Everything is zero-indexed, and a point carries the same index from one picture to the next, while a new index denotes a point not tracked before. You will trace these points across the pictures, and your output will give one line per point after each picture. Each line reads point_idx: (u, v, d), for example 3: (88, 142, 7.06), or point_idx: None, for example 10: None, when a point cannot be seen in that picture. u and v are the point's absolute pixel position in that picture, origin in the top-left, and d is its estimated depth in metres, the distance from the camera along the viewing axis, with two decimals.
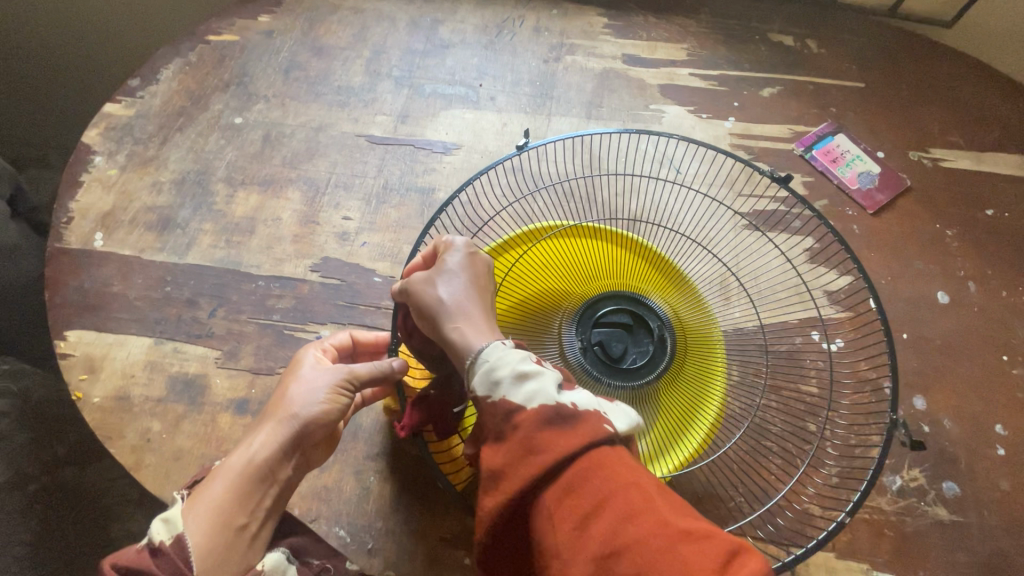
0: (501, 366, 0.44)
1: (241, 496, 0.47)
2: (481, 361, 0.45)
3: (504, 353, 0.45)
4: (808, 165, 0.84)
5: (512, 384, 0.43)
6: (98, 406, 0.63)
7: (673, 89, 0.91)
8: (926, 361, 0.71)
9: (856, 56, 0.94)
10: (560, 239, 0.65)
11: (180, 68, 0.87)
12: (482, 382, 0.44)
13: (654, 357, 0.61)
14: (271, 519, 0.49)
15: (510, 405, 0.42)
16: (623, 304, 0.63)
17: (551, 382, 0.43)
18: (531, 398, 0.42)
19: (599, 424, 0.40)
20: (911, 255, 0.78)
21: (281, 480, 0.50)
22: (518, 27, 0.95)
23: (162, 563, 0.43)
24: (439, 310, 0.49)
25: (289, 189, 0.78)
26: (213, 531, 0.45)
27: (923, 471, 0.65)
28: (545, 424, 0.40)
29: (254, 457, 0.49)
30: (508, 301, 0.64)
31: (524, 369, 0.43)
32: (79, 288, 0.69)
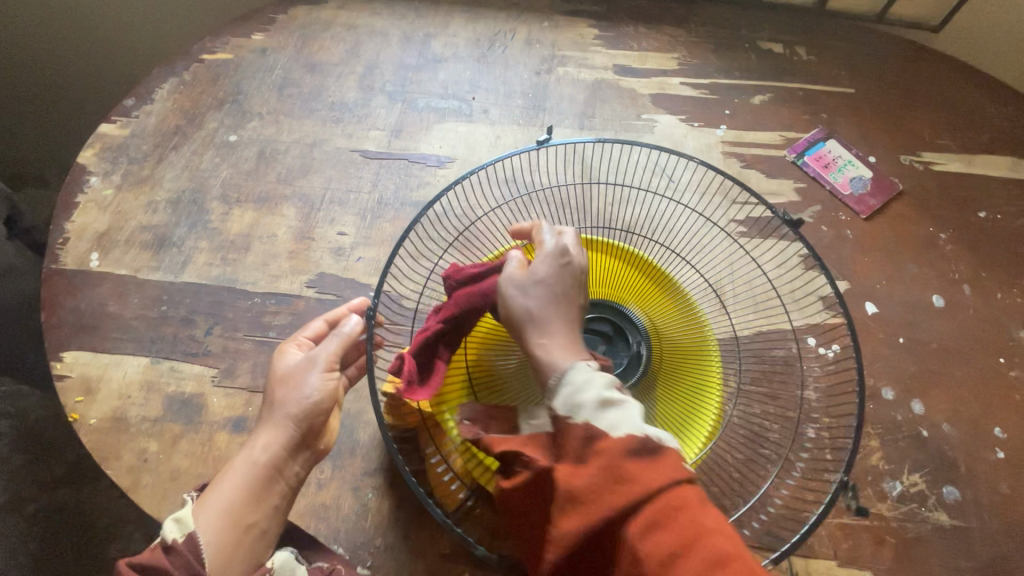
0: (587, 391, 0.45)
1: (250, 497, 0.48)
2: (566, 383, 0.46)
3: (592, 378, 0.46)
4: (800, 171, 0.85)
5: (594, 409, 0.44)
6: (95, 427, 0.63)
7: (664, 98, 0.91)
8: (923, 365, 0.71)
9: (845, 63, 0.95)
10: (549, 250, 0.65)
11: (174, 87, 0.87)
12: (565, 403, 0.45)
13: (629, 369, 0.62)
14: (283, 516, 0.50)
15: (592, 428, 0.43)
16: (606, 315, 0.64)
17: (635, 415, 0.43)
18: (614, 426, 0.42)
19: (687, 466, 0.40)
20: (905, 259, 0.78)
21: (293, 479, 0.51)
22: (510, 40, 0.96)
23: (176, 561, 0.44)
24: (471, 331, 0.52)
25: (284, 206, 0.79)
26: (225, 530, 0.46)
27: (923, 476, 0.65)
28: (630, 453, 0.40)
29: (261, 459, 0.49)
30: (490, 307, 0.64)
31: (609, 397, 0.44)
32: (75, 309, 0.69)
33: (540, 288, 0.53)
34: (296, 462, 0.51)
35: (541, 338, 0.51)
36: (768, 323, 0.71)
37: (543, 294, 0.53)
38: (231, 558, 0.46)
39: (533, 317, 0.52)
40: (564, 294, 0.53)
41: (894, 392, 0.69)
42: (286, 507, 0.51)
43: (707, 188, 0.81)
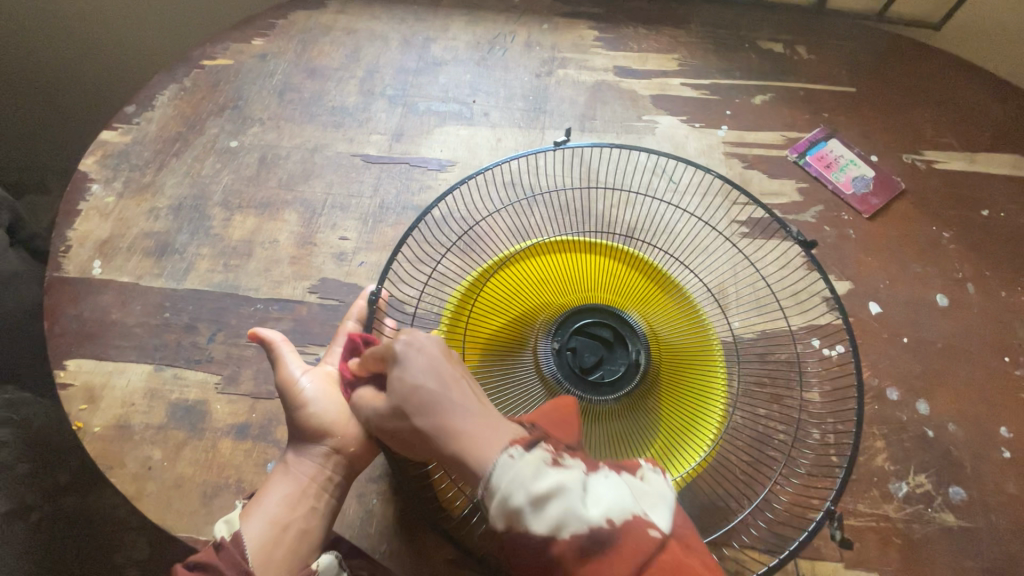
0: (516, 492, 0.41)
1: (289, 501, 0.54)
2: (492, 490, 0.42)
3: (516, 474, 0.42)
4: (801, 171, 0.85)
5: (533, 512, 0.41)
6: (99, 436, 0.63)
7: (665, 99, 0.91)
8: (928, 365, 0.71)
9: (846, 62, 0.95)
10: (549, 255, 0.65)
11: (175, 93, 0.87)
12: (499, 512, 0.42)
13: (622, 377, 0.61)
14: (323, 520, 0.55)
15: (539, 536, 0.41)
16: (608, 321, 0.63)
17: (576, 496, 0.42)
18: (560, 526, 0.41)
19: (640, 539, 0.40)
20: (909, 259, 0.78)
21: (328, 485, 0.56)
22: (509, 43, 0.96)
23: (223, 555, 0.50)
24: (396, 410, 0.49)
25: (286, 211, 0.79)
26: (265, 530, 0.52)
27: (929, 477, 0.64)
28: (584, 554, 0.40)
29: (297, 469, 0.56)
30: (490, 309, 0.63)
31: (544, 493, 0.41)
32: (78, 317, 0.69)
33: (402, 366, 0.50)
34: (326, 469, 0.57)
35: (424, 424, 0.47)
36: (771, 324, 0.71)
37: (416, 368, 0.50)
38: (270, 555, 0.51)
39: (421, 397, 0.48)
40: (433, 355, 0.50)
41: (899, 392, 0.69)
42: (326, 511, 0.55)
43: (708, 189, 0.81)
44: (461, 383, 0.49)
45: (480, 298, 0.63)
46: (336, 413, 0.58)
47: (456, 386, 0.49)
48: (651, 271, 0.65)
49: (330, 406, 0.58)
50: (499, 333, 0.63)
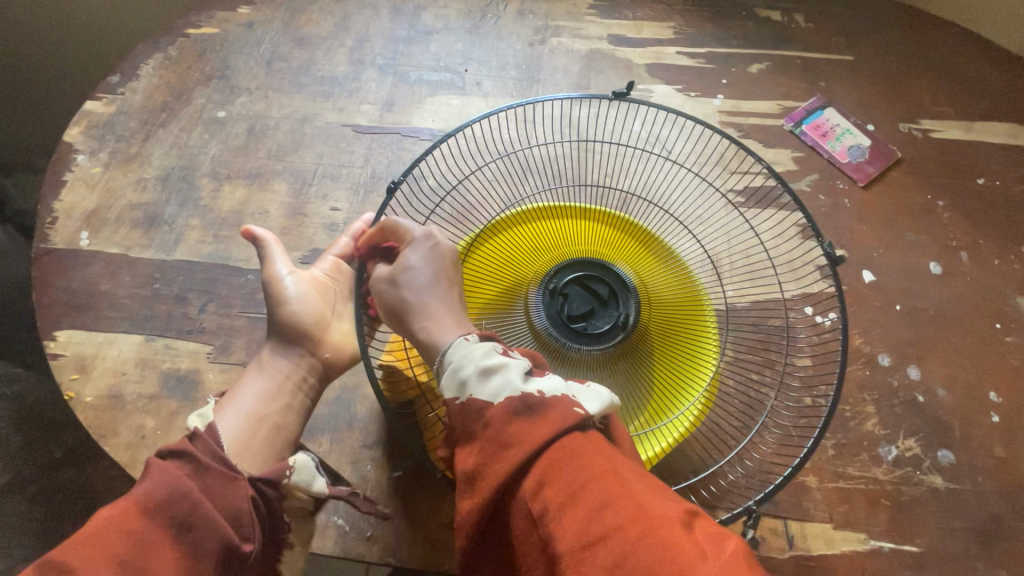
0: (466, 364, 0.45)
1: (264, 395, 0.54)
2: (447, 364, 0.46)
3: (469, 351, 0.46)
4: (797, 140, 0.84)
5: (477, 381, 0.43)
6: (91, 405, 0.62)
7: (661, 68, 0.90)
8: (919, 332, 0.71)
9: (844, 30, 0.93)
10: (556, 218, 0.64)
11: (160, 63, 0.85)
12: (450, 384, 0.45)
13: (602, 334, 0.60)
14: (297, 416, 0.55)
15: (476, 404, 0.42)
16: (608, 278, 0.62)
17: (518, 373, 0.43)
18: (495, 394, 0.42)
19: (571, 409, 0.41)
20: (903, 227, 0.78)
21: (302, 385, 0.57)
22: (502, 11, 0.94)
23: (199, 445, 0.47)
24: (406, 308, 0.51)
25: (275, 181, 0.77)
26: (241, 422, 0.52)
27: (918, 441, 0.65)
28: (512, 417, 0.40)
29: (273, 365, 0.57)
30: (485, 265, 0.63)
31: (488, 365, 0.44)
32: (67, 288, 0.69)
33: (412, 247, 0.53)
34: (302, 367, 0.57)
35: (412, 295, 0.51)
36: (765, 291, 0.71)
37: (422, 253, 0.53)
38: (248, 443, 0.50)
39: (412, 274, 0.52)
40: (436, 254, 0.53)
41: (889, 358, 0.69)
42: (300, 409, 0.56)
43: (704, 157, 0.80)
44: (451, 286, 0.53)
45: (486, 235, 0.63)
46: (314, 314, 0.59)
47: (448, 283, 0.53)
48: (652, 242, 0.64)
49: (309, 309, 0.59)
50: (494, 272, 0.63)
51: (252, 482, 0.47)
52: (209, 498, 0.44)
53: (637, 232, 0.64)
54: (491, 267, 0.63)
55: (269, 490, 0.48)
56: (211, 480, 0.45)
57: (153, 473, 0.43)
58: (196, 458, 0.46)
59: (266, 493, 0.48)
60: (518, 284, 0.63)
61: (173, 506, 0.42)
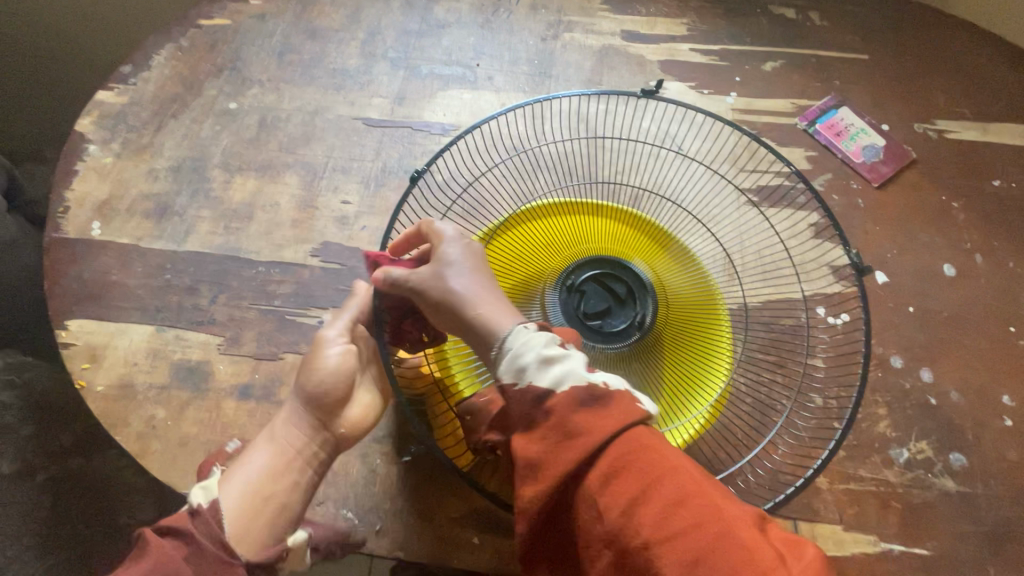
0: (527, 350, 0.44)
1: (271, 471, 0.52)
2: (506, 349, 0.45)
3: (528, 339, 0.45)
4: (811, 139, 0.83)
5: (538, 369, 0.44)
6: (102, 395, 0.63)
7: (674, 65, 0.89)
8: (933, 334, 0.71)
9: (859, 28, 0.92)
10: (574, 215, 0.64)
11: (172, 53, 0.85)
12: (508, 369, 0.44)
13: (617, 332, 0.60)
14: (303, 495, 0.53)
15: (536, 391, 0.43)
16: (625, 277, 0.62)
17: (578, 362, 0.44)
18: (560, 381, 0.43)
19: (633, 404, 0.43)
20: (917, 228, 0.77)
21: (313, 461, 0.54)
22: (515, 6, 0.93)
23: (199, 524, 0.48)
24: (454, 301, 0.49)
25: (286, 174, 0.77)
26: (242, 500, 0.50)
27: (930, 444, 0.65)
28: (577, 405, 0.42)
29: (283, 433, 0.54)
30: (501, 259, 0.63)
31: (550, 354, 0.44)
32: (79, 278, 0.69)
33: (446, 242, 0.52)
34: (314, 442, 0.54)
35: (458, 287, 0.49)
36: (778, 292, 0.71)
37: (457, 246, 0.52)
38: (248, 525, 0.49)
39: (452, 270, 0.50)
40: (471, 248, 0.52)
41: (902, 360, 0.69)
42: (307, 486, 0.53)
43: (717, 155, 0.79)
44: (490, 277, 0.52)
45: (509, 227, 0.63)
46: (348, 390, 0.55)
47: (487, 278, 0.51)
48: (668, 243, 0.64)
49: (347, 351, 0.56)
50: (512, 263, 0.63)
51: (247, 567, 0.47)
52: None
53: (654, 232, 0.64)
54: (507, 260, 0.63)
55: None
56: (205, 563, 0.46)
57: (151, 554, 0.45)
58: (196, 542, 0.47)
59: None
60: (536, 277, 0.62)
61: None
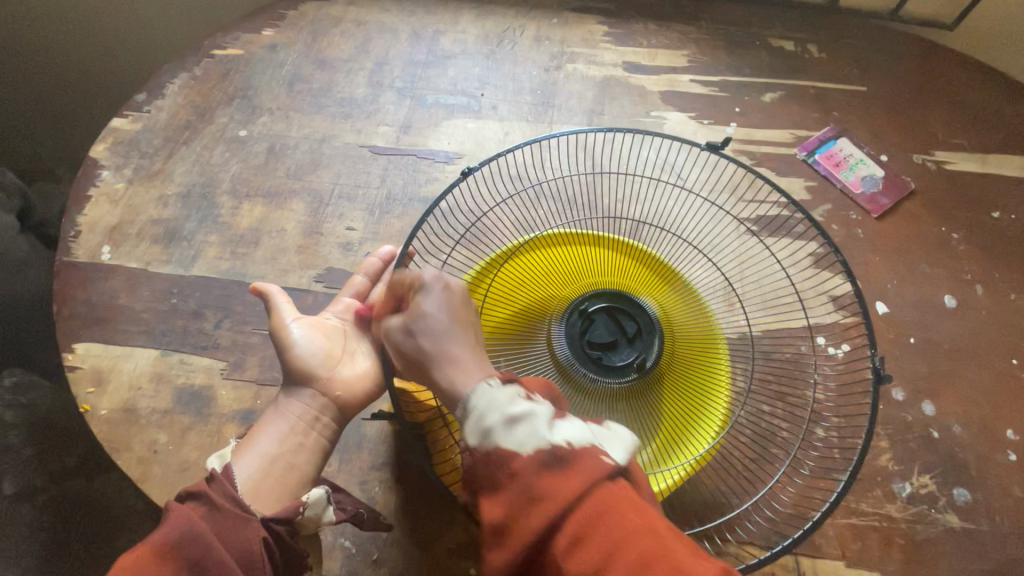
0: (491, 411, 0.44)
1: (278, 435, 0.55)
2: (470, 410, 0.45)
3: (492, 397, 0.45)
4: (811, 169, 0.84)
5: (502, 430, 0.42)
6: (105, 419, 0.63)
7: (674, 95, 0.91)
8: (934, 366, 0.70)
9: (857, 61, 0.94)
10: (590, 250, 0.65)
11: (185, 82, 0.88)
12: (473, 431, 0.44)
13: (613, 368, 0.60)
14: (311, 455, 0.55)
15: (503, 453, 0.42)
16: (639, 319, 0.62)
17: (543, 422, 0.43)
18: (524, 443, 0.42)
19: (600, 460, 0.41)
20: (917, 259, 0.78)
21: (317, 424, 0.56)
22: (519, 37, 0.96)
23: (214, 488, 0.48)
24: (427, 358, 0.51)
25: (293, 201, 0.79)
26: (255, 466, 0.52)
27: (933, 478, 0.64)
28: (541, 468, 0.40)
29: (286, 402, 0.57)
30: (511, 284, 0.64)
31: (513, 413, 0.43)
32: (87, 301, 0.70)
33: (426, 294, 0.53)
34: (314, 407, 0.57)
35: (427, 345, 0.51)
36: (777, 321, 0.71)
37: (436, 298, 0.53)
38: (260, 485, 0.51)
39: (431, 322, 0.51)
40: (450, 298, 0.53)
41: (904, 393, 0.68)
42: (315, 448, 0.55)
43: (716, 184, 0.80)
44: (468, 328, 0.53)
45: (538, 243, 0.64)
46: (324, 358, 0.58)
47: (464, 328, 0.52)
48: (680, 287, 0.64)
49: (317, 350, 0.58)
50: (532, 277, 0.64)
51: (264, 522, 0.48)
52: (220, 540, 0.45)
53: (666, 275, 0.65)
54: (516, 285, 0.64)
55: (281, 528, 0.48)
56: (223, 520, 0.46)
57: (171, 517, 0.45)
58: (212, 500, 0.47)
59: (278, 531, 0.48)
60: (554, 296, 0.64)
61: (183, 550, 0.43)
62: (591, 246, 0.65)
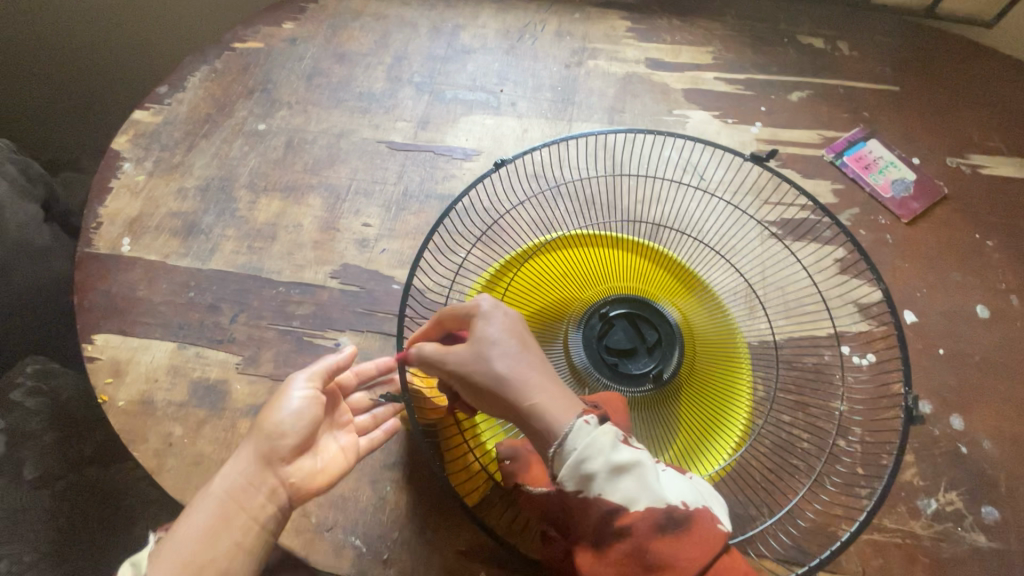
0: (595, 458, 0.42)
1: (204, 533, 0.47)
2: (569, 452, 0.42)
3: (597, 439, 0.42)
4: (838, 172, 0.82)
5: (606, 480, 0.42)
6: (123, 410, 0.64)
7: (698, 93, 0.88)
8: (965, 379, 0.68)
9: (888, 59, 0.91)
10: (612, 253, 0.64)
11: (206, 75, 0.88)
12: (572, 475, 0.42)
13: (629, 375, 0.59)
14: (252, 547, 0.48)
15: (607, 504, 0.42)
16: (660, 328, 0.60)
17: (649, 474, 0.43)
18: (632, 499, 0.42)
19: (712, 527, 0.42)
20: (948, 266, 0.75)
21: (262, 509, 0.49)
22: (540, 32, 0.94)
23: None
24: (506, 389, 0.46)
25: (311, 195, 0.79)
26: (173, 572, 0.45)
27: (960, 495, 0.62)
28: (654, 530, 0.41)
29: (223, 487, 0.49)
30: (528, 284, 0.63)
31: (620, 464, 0.42)
32: (107, 293, 0.71)
33: (485, 321, 0.49)
34: (262, 491, 0.49)
35: (506, 372, 0.46)
36: (801, 329, 0.69)
37: (496, 324, 0.49)
38: None
39: (503, 348, 0.47)
40: (512, 320, 0.49)
41: (932, 406, 0.66)
42: (258, 537, 0.48)
43: (740, 187, 0.78)
44: (537, 351, 0.49)
45: (561, 243, 0.64)
46: (295, 439, 0.51)
47: (535, 352, 0.49)
48: (703, 294, 0.63)
49: (295, 432, 0.51)
50: (553, 275, 0.63)
51: None
52: None
53: (690, 283, 0.63)
54: (535, 284, 0.63)
55: None
56: None
57: None
58: None
59: None
60: (573, 297, 0.63)
61: None
62: (613, 249, 0.64)
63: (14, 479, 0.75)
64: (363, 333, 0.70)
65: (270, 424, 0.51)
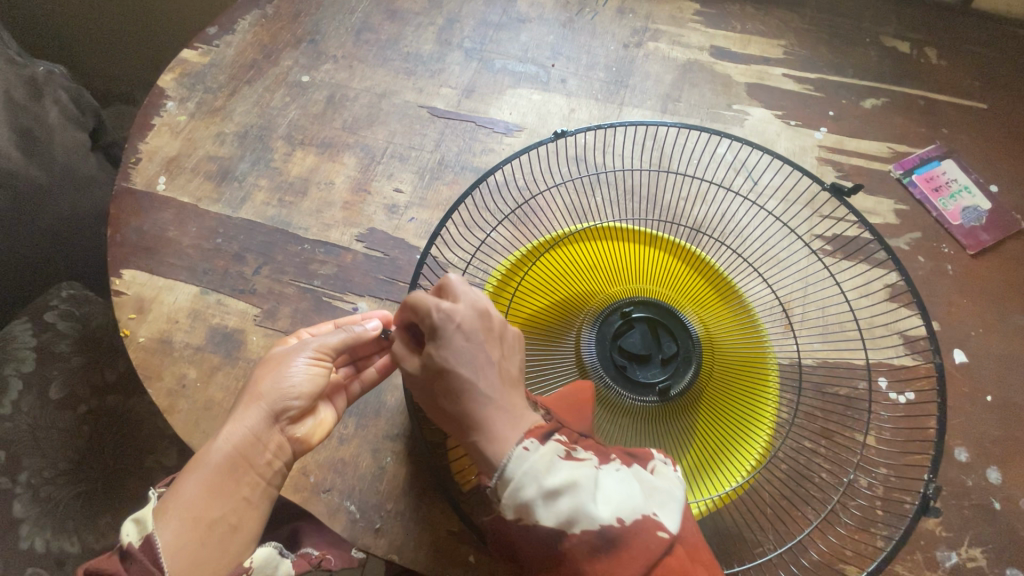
0: (526, 485, 0.39)
1: (212, 487, 0.44)
2: (504, 481, 0.40)
3: (526, 467, 0.39)
4: (904, 191, 0.75)
5: (540, 507, 0.39)
6: (142, 346, 0.65)
7: (762, 90, 0.82)
8: (1012, 431, 0.63)
9: (979, 72, 0.83)
10: (647, 252, 0.61)
11: (257, 20, 0.86)
12: (508, 504, 0.40)
13: (635, 382, 0.57)
14: (258, 515, 0.46)
15: (545, 531, 0.39)
16: (681, 342, 0.58)
17: (587, 492, 0.39)
18: (571, 521, 0.38)
19: (653, 540, 0.38)
20: (1012, 309, 0.69)
21: (266, 471, 0.47)
22: (601, 7, 0.89)
23: (132, 567, 0.39)
24: (458, 420, 0.44)
25: (346, 154, 0.77)
26: (184, 529, 0.41)
27: (985, 553, 0.58)
28: (593, 553, 0.38)
29: (228, 443, 0.46)
30: (554, 269, 0.60)
31: (551, 488, 0.38)
32: (139, 230, 0.71)
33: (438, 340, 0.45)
34: (269, 450, 0.47)
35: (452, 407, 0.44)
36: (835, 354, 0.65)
37: (453, 341, 0.45)
38: (196, 557, 0.41)
39: (451, 379, 0.44)
40: (470, 334, 0.45)
41: (969, 454, 0.62)
42: (261, 504, 0.46)
43: (791, 195, 0.74)
44: (497, 368, 0.45)
45: (598, 232, 0.61)
46: (303, 404, 0.49)
47: (490, 370, 0.44)
48: (735, 312, 0.59)
49: (304, 398, 0.49)
50: (582, 264, 0.61)
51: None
52: None
53: (730, 300, 0.59)
54: (560, 270, 0.60)
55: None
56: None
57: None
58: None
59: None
60: (597, 290, 0.60)
61: None
62: (648, 246, 0.61)
63: (39, 397, 0.77)
64: (382, 301, 0.69)
65: (274, 386, 0.48)
